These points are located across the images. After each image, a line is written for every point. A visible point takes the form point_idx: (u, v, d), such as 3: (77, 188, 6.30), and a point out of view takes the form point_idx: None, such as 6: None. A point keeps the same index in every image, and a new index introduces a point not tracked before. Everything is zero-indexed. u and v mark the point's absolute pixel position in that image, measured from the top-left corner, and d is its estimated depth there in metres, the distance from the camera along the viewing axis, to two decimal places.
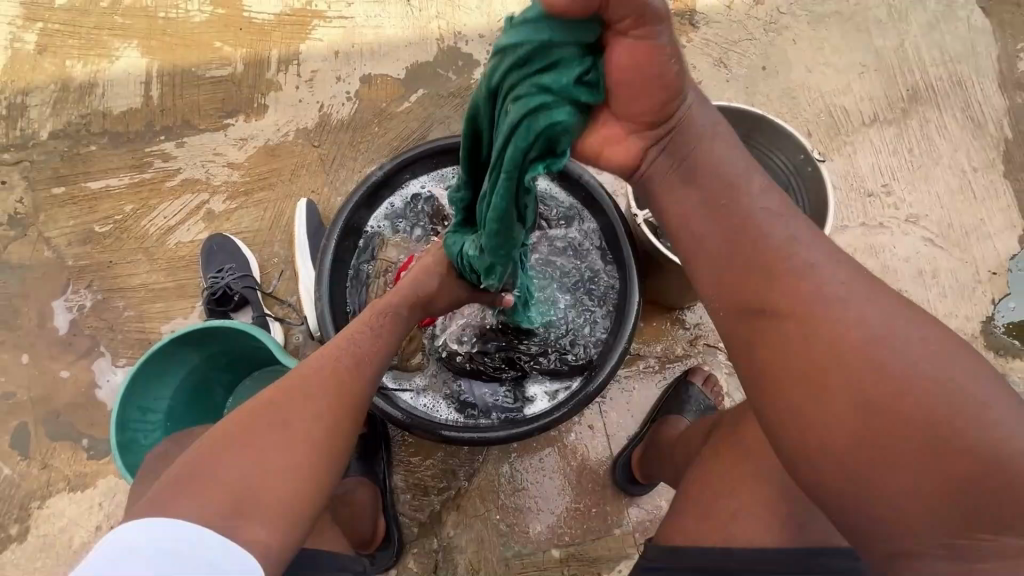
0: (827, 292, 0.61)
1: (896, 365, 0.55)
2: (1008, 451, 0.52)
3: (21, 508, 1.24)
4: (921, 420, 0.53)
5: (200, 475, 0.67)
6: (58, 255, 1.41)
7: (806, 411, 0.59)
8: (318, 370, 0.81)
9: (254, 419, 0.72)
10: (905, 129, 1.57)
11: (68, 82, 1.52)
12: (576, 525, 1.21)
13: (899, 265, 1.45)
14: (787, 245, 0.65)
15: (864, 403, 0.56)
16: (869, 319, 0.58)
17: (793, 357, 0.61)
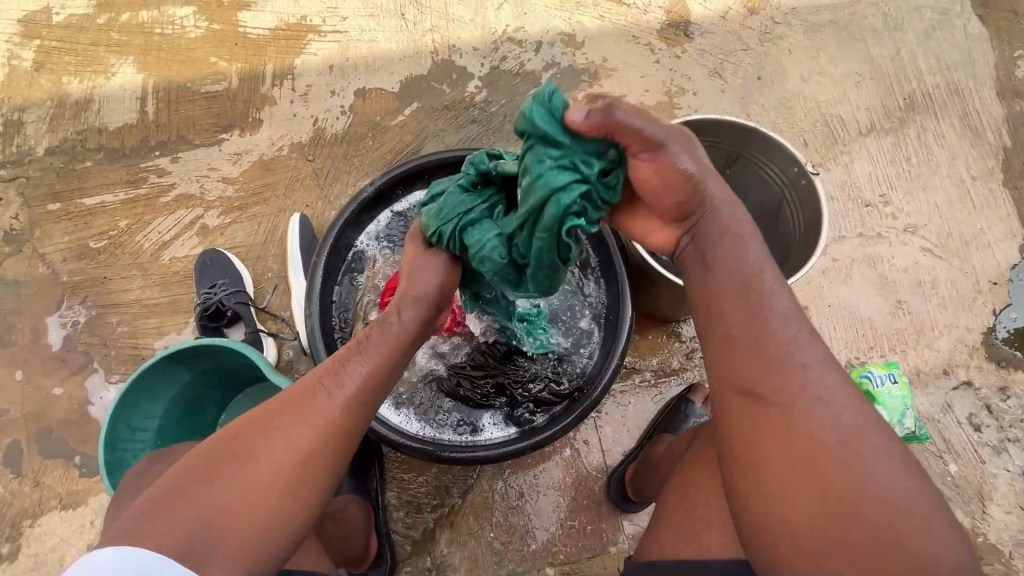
0: (811, 390, 0.66)
1: (857, 467, 0.62)
2: (937, 561, 0.58)
3: (13, 526, 1.23)
4: (872, 524, 0.60)
5: (177, 503, 0.66)
6: (53, 271, 1.41)
7: (776, 497, 0.64)
8: (303, 389, 0.77)
9: (234, 445, 0.70)
10: (902, 138, 1.56)
11: (65, 99, 1.53)
12: (572, 543, 1.19)
13: (898, 275, 1.43)
14: (783, 339, 0.69)
15: (829, 499, 0.61)
16: (842, 421, 0.64)
17: (775, 435, 0.65)
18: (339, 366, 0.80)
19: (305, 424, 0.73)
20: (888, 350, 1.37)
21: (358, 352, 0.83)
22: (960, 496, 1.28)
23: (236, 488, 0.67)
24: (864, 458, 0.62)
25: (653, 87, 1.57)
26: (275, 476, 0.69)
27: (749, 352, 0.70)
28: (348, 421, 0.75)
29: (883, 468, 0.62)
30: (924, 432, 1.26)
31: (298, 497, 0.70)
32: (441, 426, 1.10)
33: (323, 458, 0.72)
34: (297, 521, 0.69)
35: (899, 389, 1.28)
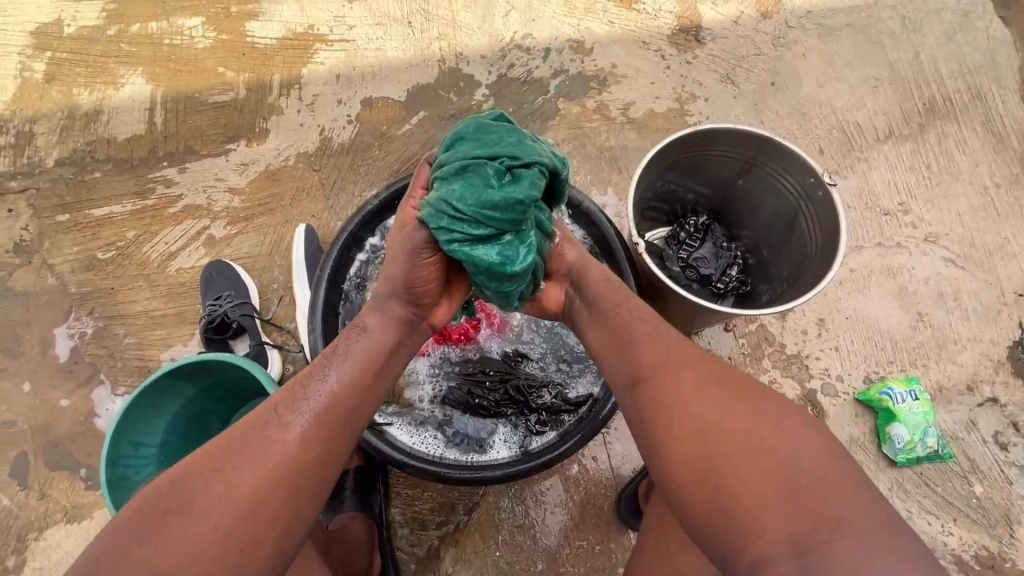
0: (663, 356, 0.80)
1: (721, 397, 0.72)
2: (800, 451, 0.65)
3: (19, 539, 1.24)
4: (736, 433, 0.67)
5: (129, 549, 0.63)
6: (61, 282, 1.41)
7: (669, 449, 0.71)
8: (259, 418, 0.75)
9: (190, 483, 0.68)
10: (922, 144, 1.51)
11: (75, 110, 1.53)
12: (580, 563, 1.17)
13: (919, 287, 1.38)
14: (639, 328, 0.86)
15: (700, 427, 0.69)
16: (694, 371, 0.77)
17: (660, 411, 0.75)
18: (296, 392, 0.78)
19: (263, 457, 0.71)
20: (909, 365, 1.32)
21: (321, 370, 0.82)
22: (986, 518, 1.23)
23: (190, 530, 0.65)
24: (719, 386, 0.73)
25: (664, 93, 1.54)
26: (231, 515, 0.67)
27: (629, 352, 0.84)
28: (307, 450, 0.73)
29: (737, 389, 0.73)
30: (949, 451, 1.25)
31: (258, 534, 0.67)
32: (446, 444, 1.07)
33: (283, 489, 0.70)
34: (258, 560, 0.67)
35: (921, 407, 1.25)
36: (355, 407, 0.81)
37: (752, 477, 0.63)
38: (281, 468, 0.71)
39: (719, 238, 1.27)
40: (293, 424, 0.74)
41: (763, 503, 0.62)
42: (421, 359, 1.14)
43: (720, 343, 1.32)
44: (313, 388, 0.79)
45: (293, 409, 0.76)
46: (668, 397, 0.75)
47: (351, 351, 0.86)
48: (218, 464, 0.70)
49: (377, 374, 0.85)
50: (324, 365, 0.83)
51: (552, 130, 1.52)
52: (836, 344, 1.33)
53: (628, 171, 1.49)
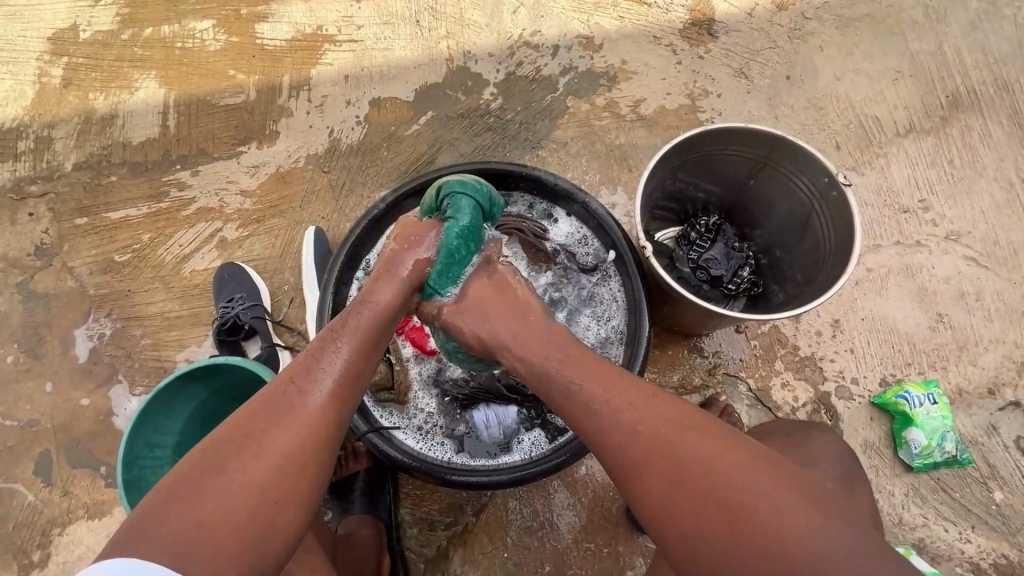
0: (628, 441, 0.72)
1: (709, 475, 0.67)
2: (780, 511, 0.64)
3: (44, 534, 1.28)
4: (730, 514, 0.65)
5: (167, 516, 0.65)
6: (80, 284, 1.45)
7: (677, 545, 0.67)
8: (278, 392, 0.76)
9: (220, 451, 0.70)
10: (944, 138, 1.46)
11: (91, 114, 1.56)
12: (587, 565, 1.17)
13: (939, 287, 1.35)
14: (588, 409, 0.76)
15: (699, 518, 0.66)
16: (660, 454, 0.70)
17: (651, 507, 0.70)
18: (311, 364, 0.79)
19: (292, 427, 0.73)
20: (928, 368, 1.29)
21: (329, 347, 0.81)
22: (1007, 526, 1.20)
23: (227, 489, 0.68)
24: (704, 463, 0.68)
25: (675, 89, 1.51)
26: (267, 483, 0.69)
27: (590, 439, 0.75)
28: (340, 409, 0.78)
29: (722, 460, 0.68)
30: (967, 456, 1.22)
31: (293, 501, 0.70)
32: (454, 448, 1.07)
33: (317, 444, 0.74)
34: (293, 523, 0.70)
35: (939, 411, 1.22)
36: (370, 373, 0.83)
37: (761, 557, 0.62)
38: (313, 429, 0.74)
39: (731, 238, 1.24)
40: (317, 393, 0.77)
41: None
42: (428, 357, 1.13)
43: (732, 345, 1.30)
44: (328, 360, 0.79)
45: (315, 377, 0.78)
46: (652, 481, 0.70)
47: (363, 321, 0.84)
48: (249, 433, 0.72)
49: (385, 340, 0.87)
50: (335, 337, 0.82)
51: (561, 128, 1.50)
52: (852, 346, 1.30)
53: (638, 169, 1.47)
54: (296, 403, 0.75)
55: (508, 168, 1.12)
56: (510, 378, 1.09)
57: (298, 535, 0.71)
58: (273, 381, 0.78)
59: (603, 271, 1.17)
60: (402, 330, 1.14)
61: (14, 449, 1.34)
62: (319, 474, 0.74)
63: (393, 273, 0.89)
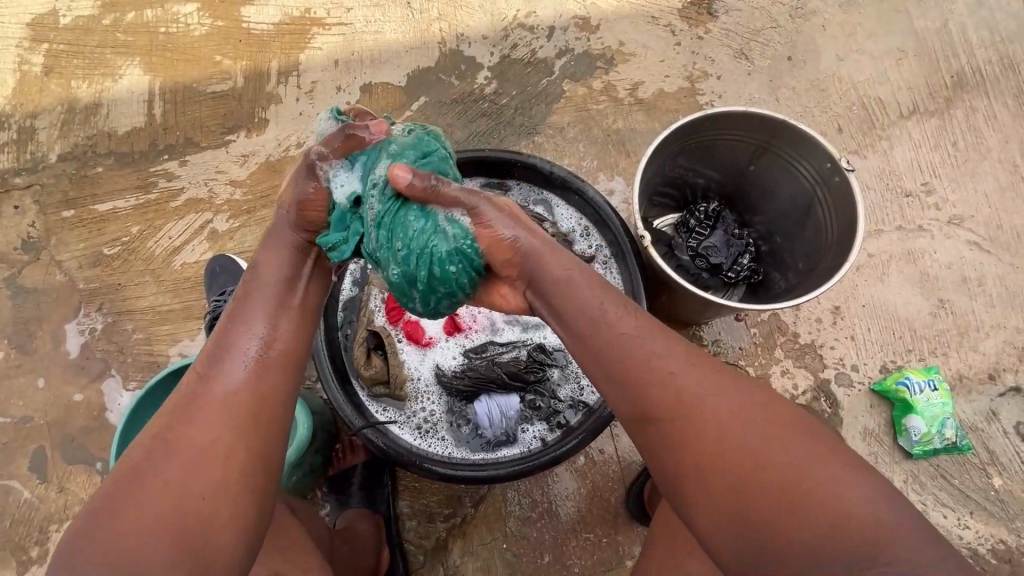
0: (684, 389, 0.69)
1: (768, 436, 0.65)
2: (846, 486, 0.62)
3: (42, 530, 1.28)
4: (788, 478, 0.62)
5: (92, 537, 0.63)
6: (69, 278, 1.42)
7: (712, 500, 0.65)
8: (188, 391, 0.73)
9: (140, 458, 0.68)
10: (948, 119, 1.43)
11: (74, 103, 1.52)
12: (587, 556, 1.16)
13: (941, 272, 1.33)
14: (645, 354, 0.72)
15: (750, 476, 0.64)
16: (719, 407, 0.68)
17: (695, 456, 0.67)
18: (220, 351, 0.75)
19: (206, 418, 0.70)
20: (928, 354, 1.28)
21: (234, 334, 0.76)
22: (1005, 511, 1.20)
23: (152, 495, 0.65)
24: (753, 423, 0.67)
25: (674, 72, 1.48)
26: (190, 478, 0.67)
27: (637, 382, 0.72)
28: (259, 385, 0.74)
29: (775, 425, 0.67)
30: (967, 443, 1.21)
31: (226, 490, 0.68)
32: (450, 442, 1.04)
33: (239, 427, 0.71)
34: (233, 511, 0.67)
35: (940, 397, 1.22)
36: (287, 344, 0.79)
37: (812, 525, 0.60)
38: (232, 414, 0.71)
39: (730, 225, 1.22)
40: (228, 377, 0.73)
41: (802, 550, 0.60)
42: (425, 351, 1.10)
43: (731, 334, 1.29)
44: (232, 343, 0.75)
45: (228, 364, 0.74)
46: (687, 431, 0.68)
47: (260, 295, 0.80)
48: (165, 434, 0.70)
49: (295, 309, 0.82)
50: (233, 320, 0.78)
51: (557, 113, 1.46)
52: (852, 333, 1.29)
53: (637, 155, 1.44)
54: (206, 393, 0.72)
55: (504, 157, 1.09)
56: (510, 367, 1.06)
57: (251, 514, 0.69)
58: (181, 382, 0.75)
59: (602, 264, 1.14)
60: (397, 323, 1.10)
61: (7, 446, 1.33)
62: (257, 452, 0.71)
63: (277, 242, 0.85)
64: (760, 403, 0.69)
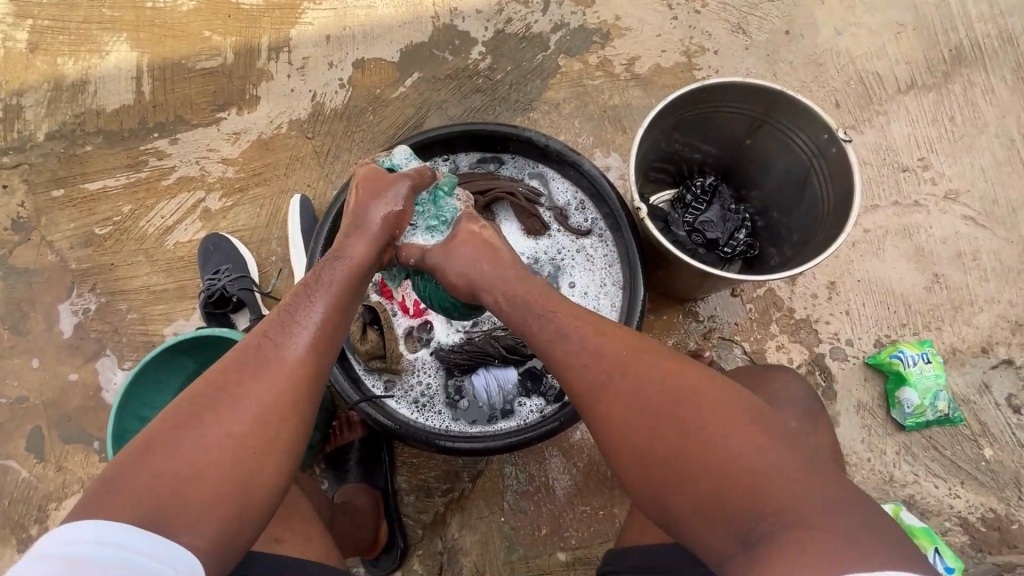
0: (611, 368, 0.70)
1: (693, 414, 0.64)
2: (760, 461, 0.60)
3: (40, 509, 1.28)
4: (707, 453, 0.62)
5: (137, 475, 0.60)
6: (61, 258, 1.41)
7: (645, 476, 0.65)
8: (253, 347, 0.73)
9: (199, 403, 0.66)
10: (946, 94, 1.42)
11: (61, 81, 1.49)
12: (584, 528, 1.17)
13: (936, 247, 1.33)
14: (571, 337, 0.74)
15: (674, 452, 0.63)
16: (643, 387, 0.68)
17: (627, 433, 0.67)
18: (286, 318, 0.76)
19: (272, 382, 0.70)
20: (922, 328, 1.29)
21: (306, 300, 0.78)
22: (995, 480, 1.22)
23: (205, 445, 0.64)
24: (682, 406, 0.65)
25: (670, 46, 1.46)
26: (244, 435, 0.66)
27: (567, 365, 0.73)
28: (319, 362, 0.75)
29: (702, 402, 0.65)
30: (959, 414, 1.23)
31: (273, 454, 0.67)
32: (443, 416, 1.04)
33: (297, 395, 0.71)
34: (274, 476, 0.67)
35: (933, 369, 1.22)
36: (346, 333, 0.81)
37: (726, 497, 0.60)
38: (291, 379, 0.71)
39: (727, 200, 1.21)
40: (295, 347, 0.73)
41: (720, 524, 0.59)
42: (423, 325, 1.10)
43: (726, 309, 1.29)
44: (304, 315, 0.76)
45: (295, 329, 0.75)
46: (616, 409, 0.68)
47: (337, 277, 0.82)
48: (225, 386, 0.68)
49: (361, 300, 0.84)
50: (309, 292, 0.79)
51: (553, 89, 1.45)
52: (847, 308, 1.29)
53: (633, 131, 1.42)
54: (271, 356, 0.72)
55: (497, 128, 1.07)
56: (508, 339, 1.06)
57: (286, 483, 0.69)
58: (247, 335, 0.75)
59: (598, 238, 1.12)
60: (393, 298, 1.10)
61: (4, 426, 1.33)
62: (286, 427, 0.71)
63: (362, 227, 0.87)
64: (685, 381, 0.68)
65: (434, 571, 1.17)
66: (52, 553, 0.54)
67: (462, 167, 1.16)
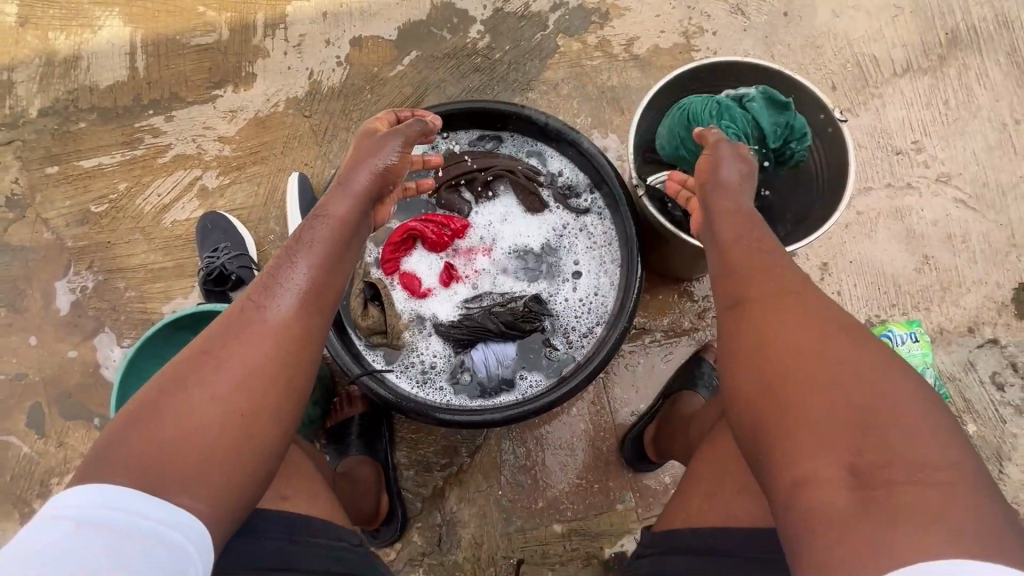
0: (784, 299, 0.69)
1: (855, 365, 0.61)
2: (917, 437, 0.56)
3: (43, 484, 1.29)
4: (860, 402, 0.59)
5: (128, 439, 0.62)
6: (57, 237, 1.40)
7: (767, 402, 0.64)
8: (237, 312, 0.74)
9: (183, 368, 0.68)
10: (941, 78, 1.44)
11: (53, 56, 1.47)
12: (579, 501, 1.20)
13: (927, 229, 1.35)
14: (761, 262, 0.74)
15: (817, 387, 0.61)
16: (814, 323, 0.66)
17: (770, 356, 0.66)
18: (269, 281, 0.76)
19: (256, 342, 0.71)
20: (911, 308, 1.31)
21: (288, 260, 0.78)
22: (977, 455, 1.26)
23: (193, 408, 0.65)
24: (862, 348, 0.63)
25: (669, 27, 1.46)
26: (232, 399, 0.67)
27: (740, 284, 0.74)
28: (305, 326, 0.75)
29: (873, 361, 0.62)
30: (944, 392, 1.25)
31: (262, 418, 0.68)
32: (445, 390, 1.06)
33: (282, 358, 0.72)
34: (264, 439, 0.68)
35: (920, 348, 1.24)
36: (333, 294, 0.81)
37: (852, 448, 0.57)
38: (276, 342, 0.72)
39: None
40: (278, 308, 0.74)
41: (840, 450, 0.57)
42: (425, 301, 1.11)
43: None
44: (286, 274, 0.76)
45: (277, 291, 0.75)
46: (772, 332, 0.67)
47: (318, 237, 0.82)
48: (211, 350, 0.70)
49: (346, 259, 0.84)
50: (291, 253, 0.79)
51: (551, 69, 1.44)
52: (838, 289, 1.32)
53: (631, 112, 1.43)
54: (254, 319, 0.73)
55: (498, 106, 1.07)
56: (507, 314, 1.06)
57: (277, 446, 0.70)
58: (233, 303, 0.76)
59: (596, 216, 1.12)
60: (393, 274, 1.11)
61: (4, 403, 1.33)
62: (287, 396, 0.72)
63: (345, 186, 0.88)
64: (859, 338, 0.64)
65: (433, 543, 1.20)
66: (66, 515, 0.56)
67: (462, 144, 1.17)
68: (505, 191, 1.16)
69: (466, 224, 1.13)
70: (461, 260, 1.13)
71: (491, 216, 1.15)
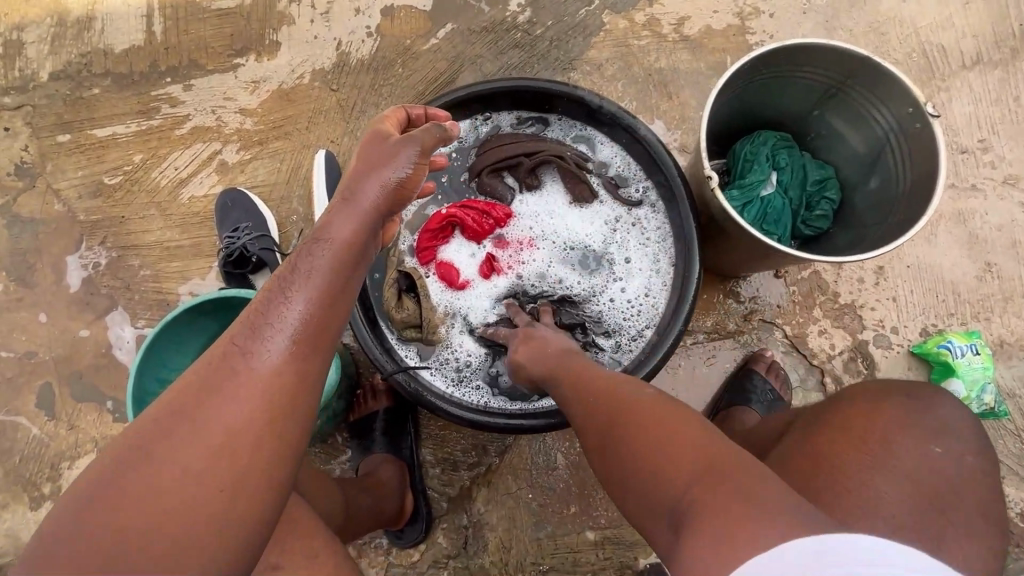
0: (588, 380, 0.79)
1: (642, 420, 0.68)
2: (692, 463, 0.60)
3: (53, 467, 1.24)
4: (644, 448, 0.65)
5: (80, 528, 0.51)
6: (69, 209, 1.33)
7: (610, 478, 0.70)
8: (216, 357, 0.62)
9: (150, 431, 0.57)
10: (1013, 71, 1.34)
11: (65, 16, 1.38)
12: (613, 508, 1.15)
13: (990, 234, 1.27)
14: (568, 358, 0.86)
15: (619, 450, 0.68)
16: (607, 393, 0.75)
17: (590, 433, 0.74)
18: (261, 315, 0.65)
19: (237, 396, 0.59)
20: (970, 318, 1.24)
21: (280, 294, 0.66)
22: None
23: (157, 484, 0.54)
24: (677, 403, 0.70)
25: (723, 7, 1.36)
26: (208, 466, 0.56)
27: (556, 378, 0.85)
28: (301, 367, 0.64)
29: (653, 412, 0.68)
30: (1004, 409, 1.19)
31: (248, 480, 0.57)
32: (480, 392, 1.00)
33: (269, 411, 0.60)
34: (257, 500, 0.58)
35: (981, 362, 1.18)
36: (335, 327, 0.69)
37: (664, 495, 0.61)
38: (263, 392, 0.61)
39: None
40: (268, 352, 0.63)
41: (659, 503, 0.61)
42: (463, 293, 1.04)
43: (769, 290, 1.23)
44: (278, 314, 0.64)
45: (268, 330, 0.64)
46: (584, 411, 0.76)
47: (317, 265, 0.69)
48: (183, 408, 0.58)
49: (348, 292, 0.71)
50: (285, 285, 0.67)
51: (596, 48, 1.35)
52: (894, 295, 1.24)
53: (679, 97, 1.33)
54: (238, 368, 0.61)
55: (548, 86, 0.98)
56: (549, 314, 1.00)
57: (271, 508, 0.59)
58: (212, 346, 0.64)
59: (649, 210, 1.04)
60: (429, 264, 1.05)
61: (14, 381, 1.28)
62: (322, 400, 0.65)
63: (351, 202, 0.73)
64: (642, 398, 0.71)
65: (458, 546, 1.15)
66: None
67: (504, 126, 1.09)
68: (551, 179, 1.08)
69: (507, 215, 1.06)
70: (504, 252, 1.06)
71: (537, 206, 1.08)
